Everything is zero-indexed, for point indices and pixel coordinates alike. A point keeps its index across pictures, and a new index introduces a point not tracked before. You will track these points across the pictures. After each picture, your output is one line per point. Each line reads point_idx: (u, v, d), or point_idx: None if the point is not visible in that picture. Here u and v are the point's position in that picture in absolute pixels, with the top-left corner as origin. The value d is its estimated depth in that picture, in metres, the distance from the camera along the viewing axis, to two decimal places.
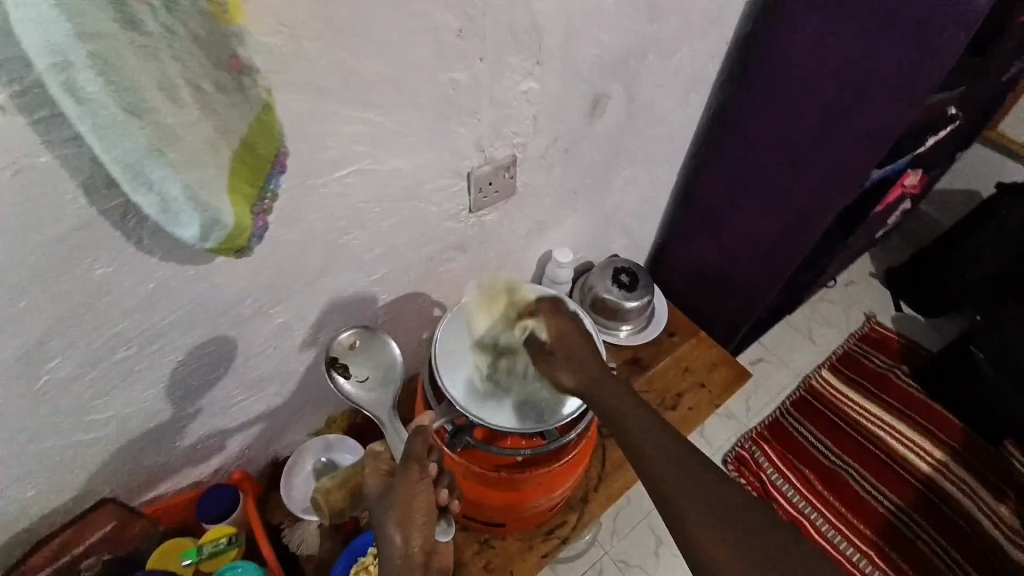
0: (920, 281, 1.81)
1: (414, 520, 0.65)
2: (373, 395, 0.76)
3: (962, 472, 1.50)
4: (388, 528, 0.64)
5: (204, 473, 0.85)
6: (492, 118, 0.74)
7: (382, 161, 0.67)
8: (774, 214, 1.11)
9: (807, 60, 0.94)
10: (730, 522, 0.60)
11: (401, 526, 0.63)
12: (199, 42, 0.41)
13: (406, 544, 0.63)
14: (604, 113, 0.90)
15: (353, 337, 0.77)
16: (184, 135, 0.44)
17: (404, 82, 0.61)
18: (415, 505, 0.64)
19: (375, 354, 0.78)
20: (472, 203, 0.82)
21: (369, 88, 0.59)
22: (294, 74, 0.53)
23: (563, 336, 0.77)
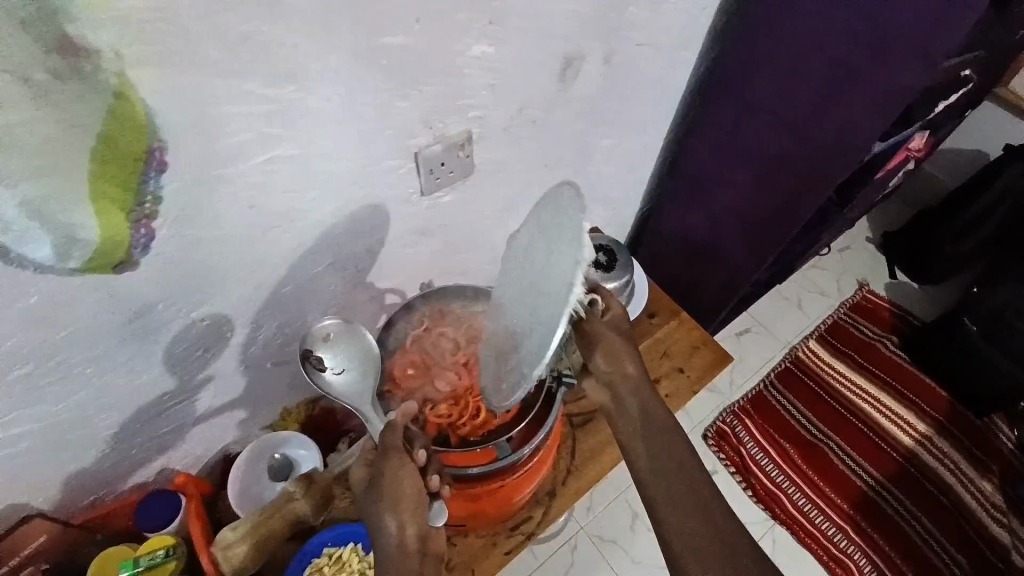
0: (916, 247, 1.72)
1: (405, 504, 0.58)
2: (356, 387, 0.68)
3: (944, 445, 1.49)
4: (378, 514, 0.58)
5: (145, 476, 0.80)
6: (440, 90, 0.64)
7: (306, 145, 0.58)
8: (767, 185, 1.02)
9: (813, 14, 0.81)
10: (713, 529, 0.59)
11: (393, 509, 0.57)
12: (24, 25, 0.34)
13: (402, 526, 0.57)
14: (577, 78, 0.79)
15: (330, 327, 0.69)
16: (24, 133, 0.38)
17: (320, 52, 0.51)
18: (403, 487, 0.58)
19: (353, 348, 0.69)
20: (424, 185, 0.73)
21: (277, 60, 0.49)
22: (171, 49, 0.43)
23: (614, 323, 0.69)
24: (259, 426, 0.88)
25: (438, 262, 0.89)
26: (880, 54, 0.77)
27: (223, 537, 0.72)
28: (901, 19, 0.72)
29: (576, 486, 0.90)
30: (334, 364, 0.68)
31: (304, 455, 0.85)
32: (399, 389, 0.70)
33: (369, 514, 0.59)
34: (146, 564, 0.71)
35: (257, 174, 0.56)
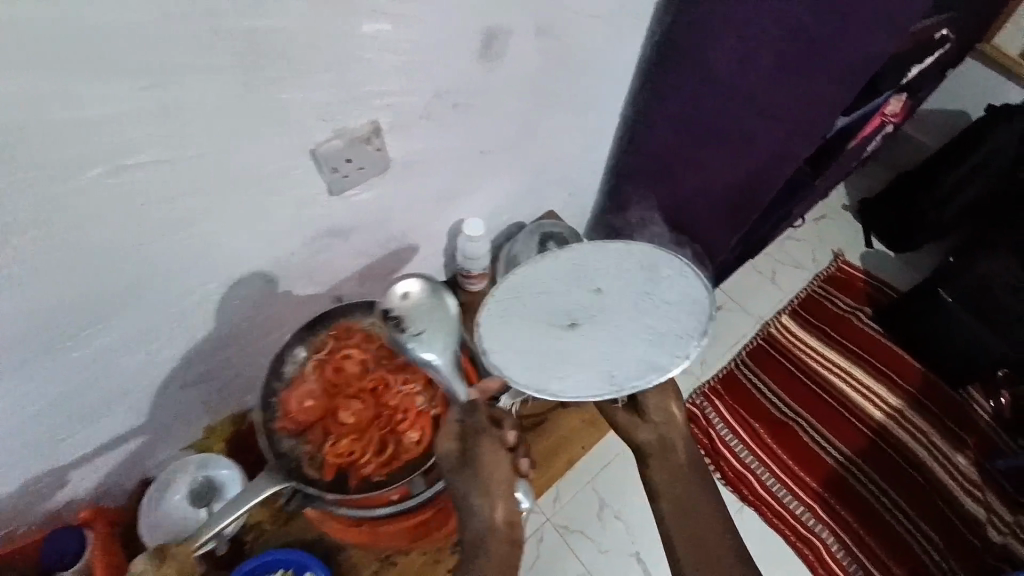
0: (893, 214, 1.67)
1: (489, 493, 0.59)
2: (434, 353, 0.58)
3: (917, 419, 1.47)
4: (469, 495, 0.58)
5: (52, 508, 0.74)
6: (329, 78, 0.55)
7: (165, 154, 0.50)
8: (736, 160, 0.97)
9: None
10: (714, 544, 0.69)
11: (483, 493, 0.59)
12: None
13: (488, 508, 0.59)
14: (507, 54, 0.70)
15: (411, 287, 0.60)
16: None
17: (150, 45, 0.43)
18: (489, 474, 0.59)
19: (439, 311, 0.60)
20: (329, 184, 0.64)
21: (99, 59, 0.42)
22: None
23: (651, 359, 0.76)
24: (182, 446, 0.83)
25: (367, 263, 0.82)
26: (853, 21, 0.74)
27: None
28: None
29: None
30: (412, 326, 0.58)
31: (226, 476, 0.78)
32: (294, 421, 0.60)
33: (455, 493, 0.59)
34: None
35: (106, 189, 0.49)
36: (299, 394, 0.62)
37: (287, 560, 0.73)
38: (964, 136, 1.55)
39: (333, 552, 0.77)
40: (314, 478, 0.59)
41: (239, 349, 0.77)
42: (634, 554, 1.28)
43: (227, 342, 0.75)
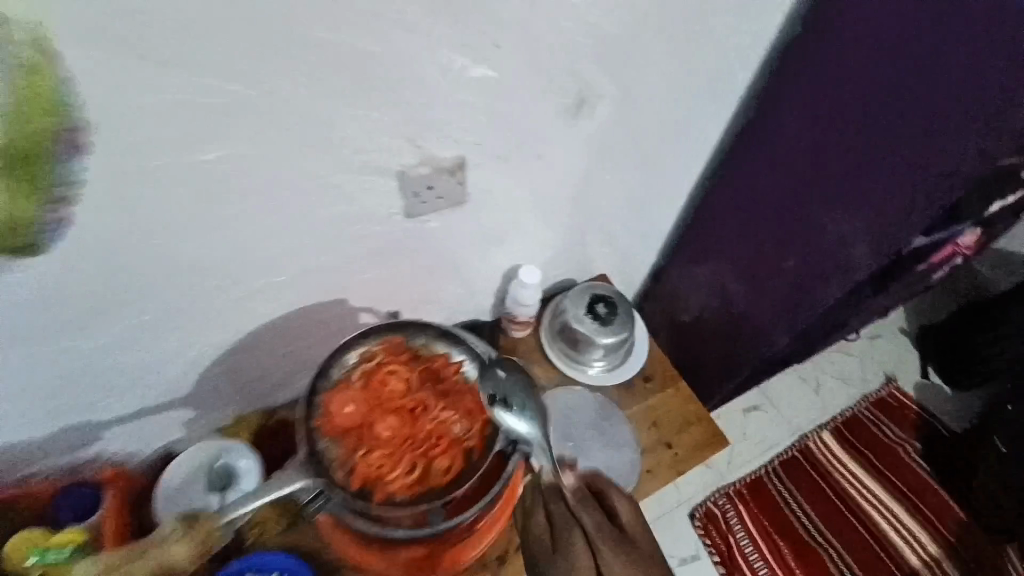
0: (949, 348, 1.58)
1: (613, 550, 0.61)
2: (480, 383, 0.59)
3: (955, 574, 1.33)
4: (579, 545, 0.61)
5: (80, 462, 0.76)
6: (427, 112, 0.57)
7: (263, 151, 0.52)
8: (792, 257, 0.92)
9: (840, 72, 0.74)
10: None
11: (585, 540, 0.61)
12: None
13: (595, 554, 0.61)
14: (592, 120, 0.72)
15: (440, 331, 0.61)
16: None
17: (273, 50, 0.46)
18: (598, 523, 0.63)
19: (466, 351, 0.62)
20: (406, 207, 0.65)
21: (225, 55, 0.44)
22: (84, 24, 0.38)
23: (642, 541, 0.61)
24: (208, 427, 0.84)
25: (414, 291, 0.82)
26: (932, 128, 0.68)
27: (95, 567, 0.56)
28: (948, 87, 0.65)
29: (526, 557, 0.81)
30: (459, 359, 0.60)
31: (247, 465, 0.79)
32: (332, 423, 0.55)
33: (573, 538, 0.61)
34: (52, 558, 0.66)
35: (201, 171, 0.51)
36: (339, 398, 0.56)
37: (281, 565, 0.74)
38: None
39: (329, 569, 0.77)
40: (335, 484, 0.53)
41: (279, 348, 0.78)
42: None
43: (268, 341, 0.76)
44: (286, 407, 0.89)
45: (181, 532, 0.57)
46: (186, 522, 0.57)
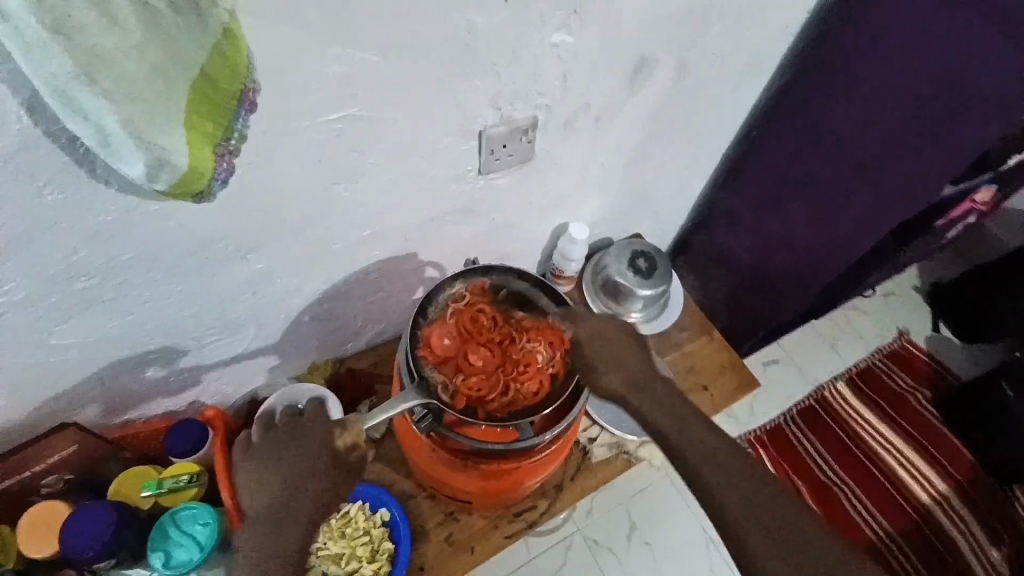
0: (962, 303, 1.64)
1: (637, 364, 0.64)
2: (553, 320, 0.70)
3: (962, 509, 1.43)
4: (599, 366, 0.64)
5: (179, 405, 0.83)
6: (512, 74, 0.64)
7: (373, 109, 0.59)
8: (825, 224, 0.98)
9: (900, 55, 0.77)
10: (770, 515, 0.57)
11: (611, 364, 0.64)
12: None
13: (617, 376, 0.63)
14: (649, 81, 0.78)
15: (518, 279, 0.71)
16: (129, 65, 0.38)
17: (393, 13, 0.52)
18: (622, 347, 0.65)
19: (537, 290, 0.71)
20: (482, 164, 0.73)
21: (359, 24, 0.51)
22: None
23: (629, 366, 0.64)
24: (288, 375, 0.91)
25: (476, 244, 0.88)
26: (965, 110, 0.78)
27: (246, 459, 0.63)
28: (975, 79, 0.74)
29: (583, 483, 0.89)
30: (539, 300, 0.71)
31: None
32: (433, 354, 0.65)
33: (590, 363, 0.65)
34: (169, 486, 0.75)
35: (326, 130, 0.58)
36: (437, 332, 0.66)
37: (363, 493, 0.84)
38: None
39: (406, 496, 0.86)
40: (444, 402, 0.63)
41: (357, 299, 0.85)
42: None
43: (347, 291, 0.82)
44: (354, 356, 0.95)
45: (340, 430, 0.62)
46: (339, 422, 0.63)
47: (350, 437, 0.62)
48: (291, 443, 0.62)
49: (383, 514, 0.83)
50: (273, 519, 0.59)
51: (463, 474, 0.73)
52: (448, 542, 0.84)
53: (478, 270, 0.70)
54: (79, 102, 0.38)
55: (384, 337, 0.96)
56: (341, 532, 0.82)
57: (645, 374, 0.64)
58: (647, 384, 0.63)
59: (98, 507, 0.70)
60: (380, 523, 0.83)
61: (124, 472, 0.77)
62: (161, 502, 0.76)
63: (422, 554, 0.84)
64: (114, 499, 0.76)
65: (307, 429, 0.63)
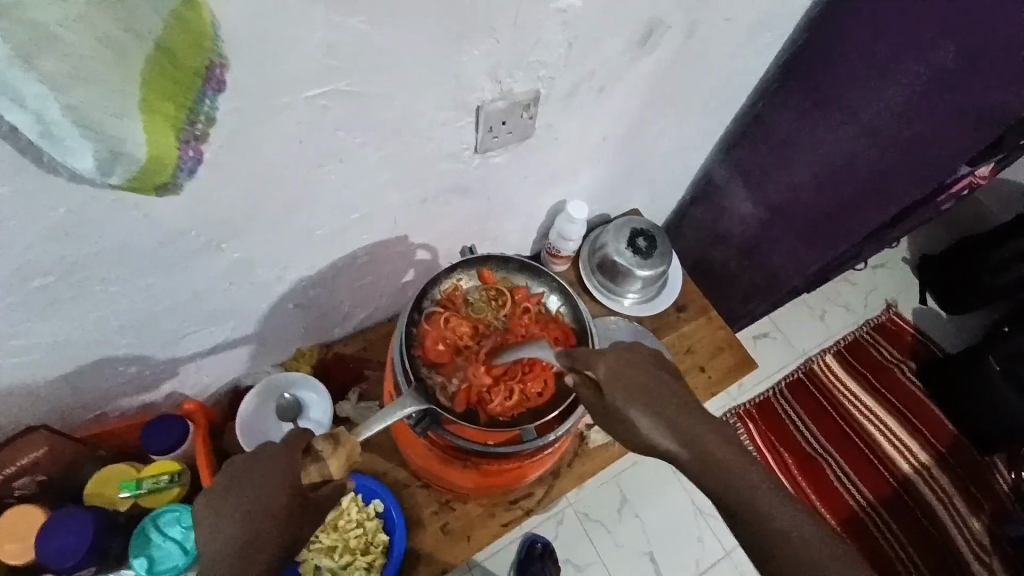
0: (950, 274, 1.63)
1: (673, 406, 0.54)
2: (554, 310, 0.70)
3: (942, 478, 1.48)
4: (637, 416, 0.53)
5: (156, 398, 0.79)
6: (514, 41, 0.58)
7: (362, 84, 0.53)
8: (824, 194, 0.94)
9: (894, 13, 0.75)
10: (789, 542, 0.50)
11: (645, 407, 0.53)
12: None
13: (658, 425, 0.53)
14: (659, 48, 0.72)
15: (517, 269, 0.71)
16: (71, 39, 0.32)
17: None
18: (652, 383, 0.55)
19: (536, 279, 0.71)
20: (479, 142, 0.67)
21: None
22: None
23: (637, 383, 0.54)
24: (272, 363, 0.87)
25: (470, 224, 0.82)
26: (977, 73, 0.72)
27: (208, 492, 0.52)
28: (989, 32, 0.69)
29: (580, 469, 0.87)
30: (539, 290, 0.71)
31: (314, 399, 0.83)
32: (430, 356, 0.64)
33: (627, 412, 0.53)
34: (148, 487, 0.73)
35: (310, 107, 0.52)
36: (435, 332, 0.65)
37: (357, 484, 0.81)
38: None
39: (400, 486, 0.83)
40: (445, 406, 0.62)
41: (343, 285, 0.79)
42: (649, 554, 1.24)
43: (333, 276, 0.77)
44: (342, 341, 0.90)
45: (328, 449, 0.54)
46: (328, 438, 0.54)
47: (341, 457, 0.54)
48: (257, 470, 0.52)
49: (377, 506, 0.81)
50: (239, 557, 0.49)
51: (462, 465, 0.71)
52: (444, 531, 0.81)
53: (480, 259, 0.70)
54: (15, 86, 0.32)
55: (373, 321, 0.91)
56: (334, 525, 0.81)
57: (686, 418, 0.54)
58: (690, 431, 0.53)
59: (75, 514, 0.68)
60: (374, 515, 0.81)
61: (98, 472, 0.74)
62: (140, 502, 0.74)
63: (419, 546, 0.80)
64: (90, 503, 0.73)
65: (274, 456, 0.53)
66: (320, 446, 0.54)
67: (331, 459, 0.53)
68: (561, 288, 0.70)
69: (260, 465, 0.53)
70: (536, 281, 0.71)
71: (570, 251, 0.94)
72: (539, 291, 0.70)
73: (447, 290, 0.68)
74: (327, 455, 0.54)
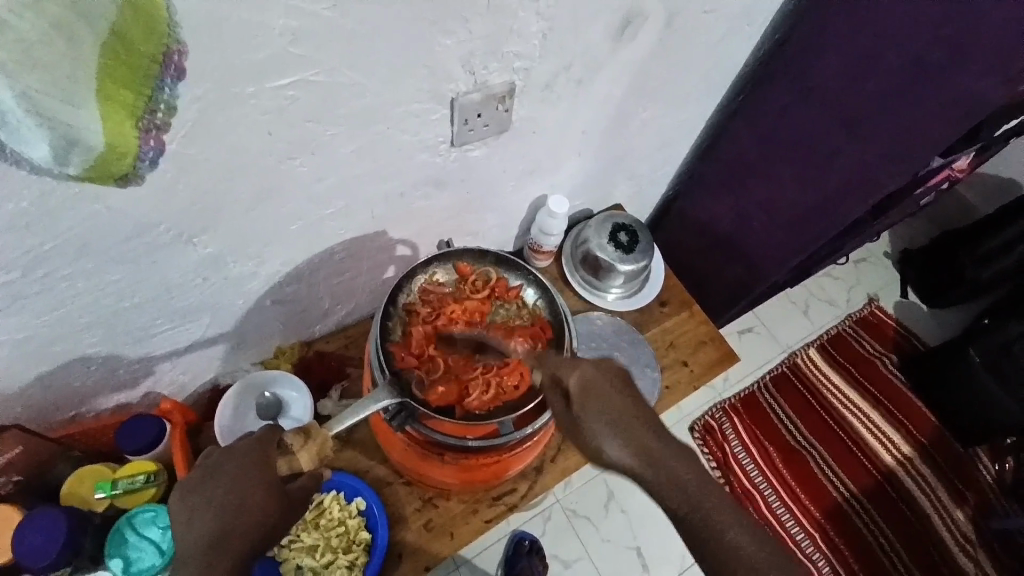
0: (930, 268, 1.65)
1: (646, 436, 0.54)
2: (533, 302, 0.70)
3: (924, 469, 1.50)
4: (606, 439, 0.53)
5: (130, 398, 0.78)
6: (487, 30, 0.58)
7: (332, 73, 0.52)
8: (812, 188, 0.93)
9: (878, 12, 0.75)
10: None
11: (616, 429, 0.53)
12: None
13: (630, 450, 0.53)
14: (635, 40, 0.72)
15: (495, 262, 0.72)
16: (24, 26, 0.32)
17: None
18: (624, 405, 0.55)
19: (513, 272, 0.72)
20: (455, 135, 0.67)
21: None
22: None
23: (597, 389, 0.56)
24: (251, 360, 0.86)
25: (451, 219, 0.82)
26: (964, 61, 0.71)
27: (184, 483, 0.52)
28: (977, 29, 0.68)
29: (565, 464, 0.86)
30: (518, 283, 0.71)
31: (294, 397, 0.82)
32: (408, 351, 0.64)
33: (594, 431, 0.54)
34: (123, 487, 0.72)
35: (277, 97, 0.51)
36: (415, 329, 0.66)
37: (338, 483, 0.81)
38: (1007, 209, 1.53)
39: (381, 484, 0.82)
40: (420, 399, 0.61)
41: (322, 280, 0.78)
42: (635, 548, 1.25)
43: (311, 272, 0.76)
44: (323, 338, 0.89)
45: (300, 443, 0.55)
46: (299, 433, 0.55)
47: (312, 452, 0.55)
48: (231, 466, 0.52)
49: (359, 504, 0.80)
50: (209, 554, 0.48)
51: (441, 461, 0.71)
52: (427, 528, 0.80)
53: (455, 253, 0.70)
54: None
55: (354, 317, 0.90)
56: (316, 524, 0.81)
57: (661, 450, 0.53)
58: (663, 460, 0.52)
59: (45, 513, 0.67)
60: (356, 513, 0.80)
61: (75, 472, 0.74)
62: (116, 502, 0.73)
63: (402, 543, 0.80)
64: (66, 503, 0.73)
65: (250, 454, 0.53)
66: (290, 440, 0.55)
67: (300, 452, 0.54)
68: (538, 280, 0.71)
69: (234, 462, 0.52)
70: (512, 274, 0.71)
71: (551, 245, 0.94)
72: (517, 283, 0.71)
73: (423, 284, 0.69)
74: (297, 448, 0.55)
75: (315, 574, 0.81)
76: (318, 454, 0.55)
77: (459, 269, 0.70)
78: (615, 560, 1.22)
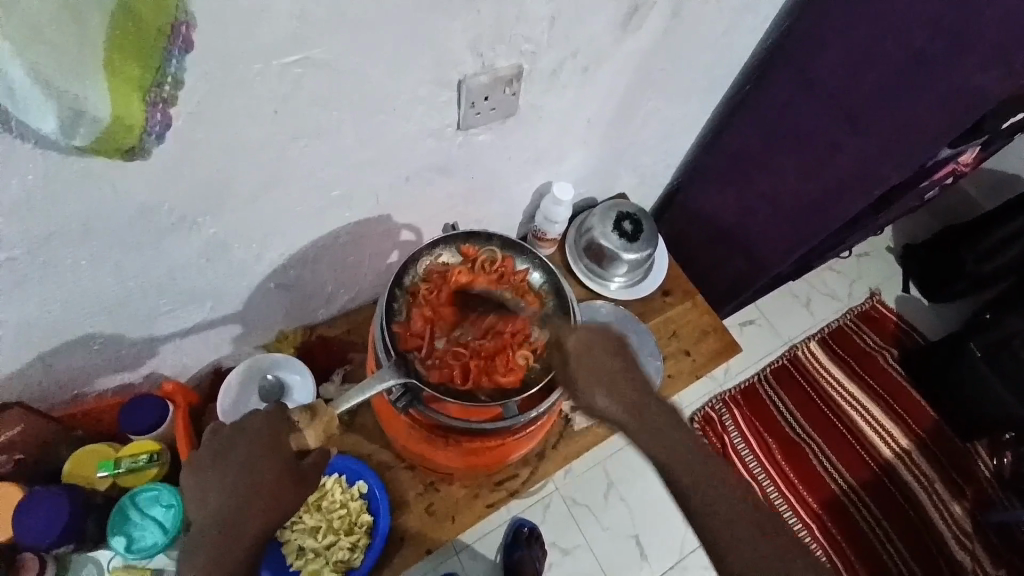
0: (934, 262, 1.64)
1: (639, 397, 0.57)
2: (540, 286, 0.70)
3: (923, 463, 1.50)
4: (596, 392, 0.56)
5: (132, 379, 0.78)
6: (495, 13, 0.57)
7: (337, 54, 0.52)
8: (810, 181, 0.93)
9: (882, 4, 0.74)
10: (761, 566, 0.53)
11: (608, 384, 0.56)
12: None
13: (618, 402, 0.56)
14: (643, 25, 0.71)
15: (499, 247, 0.71)
16: (32, 3, 0.32)
17: None
18: (619, 364, 0.58)
19: (518, 255, 0.72)
20: (461, 119, 0.66)
21: None
22: None
23: (588, 347, 0.58)
24: (254, 345, 0.85)
25: (454, 205, 0.81)
26: (961, 56, 0.70)
27: (193, 458, 0.53)
28: (980, 23, 0.67)
29: (566, 451, 0.87)
30: (524, 266, 0.71)
31: (297, 381, 0.82)
32: (413, 332, 0.65)
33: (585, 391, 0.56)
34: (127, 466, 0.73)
35: (283, 77, 0.51)
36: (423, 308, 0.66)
37: (341, 467, 0.81)
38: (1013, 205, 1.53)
39: (384, 468, 0.82)
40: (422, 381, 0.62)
41: (325, 265, 0.78)
42: (634, 536, 1.25)
43: (315, 256, 0.76)
44: (326, 324, 0.89)
45: (306, 420, 0.55)
46: (306, 411, 0.55)
47: (318, 429, 0.55)
48: (238, 443, 0.52)
49: (362, 488, 0.80)
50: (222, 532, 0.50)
51: (443, 445, 0.72)
52: (429, 512, 0.81)
53: (460, 237, 0.71)
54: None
55: (356, 303, 0.90)
56: (318, 506, 0.82)
57: (639, 395, 0.57)
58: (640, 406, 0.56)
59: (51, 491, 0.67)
60: (358, 496, 0.80)
61: (78, 451, 0.75)
62: (120, 481, 0.74)
63: (404, 527, 0.80)
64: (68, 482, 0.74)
65: (258, 433, 0.53)
66: (297, 417, 0.55)
67: (308, 429, 0.54)
68: (544, 263, 0.71)
69: (241, 440, 0.52)
70: (519, 257, 0.71)
71: (555, 233, 0.93)
72: (523, 266, 0.71)
73: (428, 266, 0.69)
74: (304, 426, 0.55)
75: (317, 556, 0.81)
76: (324, 432, 0.55)
77: (463, 251, 0.70)
78: (615, 548, 1.23)
